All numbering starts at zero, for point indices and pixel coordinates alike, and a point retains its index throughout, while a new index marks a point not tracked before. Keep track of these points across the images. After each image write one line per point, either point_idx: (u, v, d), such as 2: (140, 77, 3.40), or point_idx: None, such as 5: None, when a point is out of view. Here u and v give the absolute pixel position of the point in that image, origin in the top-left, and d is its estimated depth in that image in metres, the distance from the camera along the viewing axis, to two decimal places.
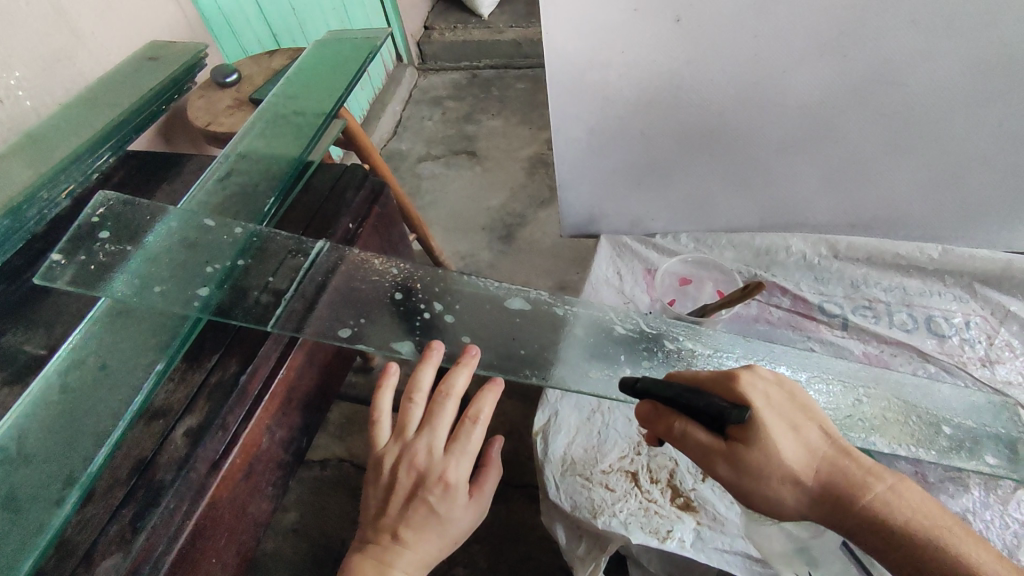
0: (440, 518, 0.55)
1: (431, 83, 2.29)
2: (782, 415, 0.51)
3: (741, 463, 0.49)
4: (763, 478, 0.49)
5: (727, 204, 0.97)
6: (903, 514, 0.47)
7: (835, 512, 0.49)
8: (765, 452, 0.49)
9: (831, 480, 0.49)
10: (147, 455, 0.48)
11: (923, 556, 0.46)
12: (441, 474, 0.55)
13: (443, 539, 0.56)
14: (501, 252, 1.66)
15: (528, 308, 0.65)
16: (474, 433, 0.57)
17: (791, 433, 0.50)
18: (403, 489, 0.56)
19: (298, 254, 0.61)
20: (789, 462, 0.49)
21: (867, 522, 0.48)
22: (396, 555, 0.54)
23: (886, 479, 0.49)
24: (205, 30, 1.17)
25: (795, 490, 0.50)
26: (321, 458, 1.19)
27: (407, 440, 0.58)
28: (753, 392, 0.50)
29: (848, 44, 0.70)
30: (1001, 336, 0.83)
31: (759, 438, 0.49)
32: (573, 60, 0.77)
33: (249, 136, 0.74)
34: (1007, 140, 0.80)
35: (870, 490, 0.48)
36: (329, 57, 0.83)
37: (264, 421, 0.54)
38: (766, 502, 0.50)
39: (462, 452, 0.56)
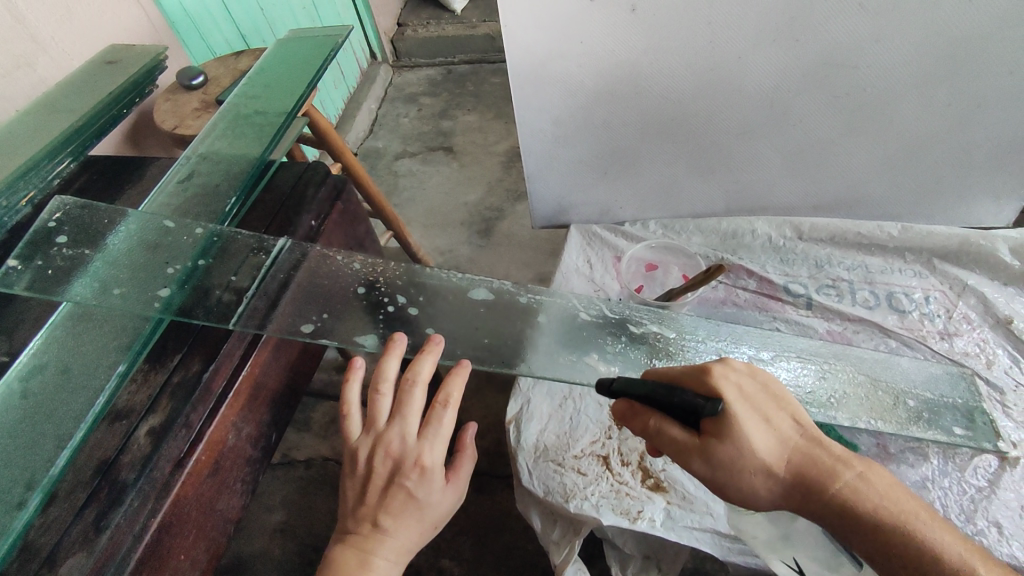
0: (420, 503, 0.56)
1: (406, 80, 2.28)
2: (753, 406, 0.51)
3: (714, 456, 0.49)
4: (735, 472, 0.49)
5: (694, 190, 0.98)
6: (873, 502, 0.47)
7: (807, 501, 0.49)
8: (737, 444, 0.49)
9: (802, 470, 0.49)
10: (110, 456, 0.48)
11: (895, 545, 0.46)
12: (416, 459, 0.56)
13: (424, 523, 0.56)
14: (480, 246, 1.67)
15: (491, 298, 0.66)
16: (445, 417, 0.57)
17: (763, 424, 0.50)
18: (380, 478, 0.56)
19: (261, 253, 0.62)
20: (761, 453, 0.49)
21: (838, 511, 0.48)
22: (377, 543, 0.54)
23: (856, 466, 0.49)
24: (171, 33, 1.17)
25: (768, 483, 0.49)
26: (305, 458, 1.20)
27: (379, 429, 0.58)
28: (726, 386, 0.51)
29: (799, 30, 0.72)
30: (959, 310, 0.85)
31: (731, 430, 0.49)
32: (533, 52, 0.78)
33: (210, 137, 0.74)
34: (958, 118, 0.82)
35: (840, 478, 0.48)
36: (291, 55, 0.83)
37: (230, 418, 0.54)
38: (741, 494, 0.50)
39: (435, 436, 0.57)
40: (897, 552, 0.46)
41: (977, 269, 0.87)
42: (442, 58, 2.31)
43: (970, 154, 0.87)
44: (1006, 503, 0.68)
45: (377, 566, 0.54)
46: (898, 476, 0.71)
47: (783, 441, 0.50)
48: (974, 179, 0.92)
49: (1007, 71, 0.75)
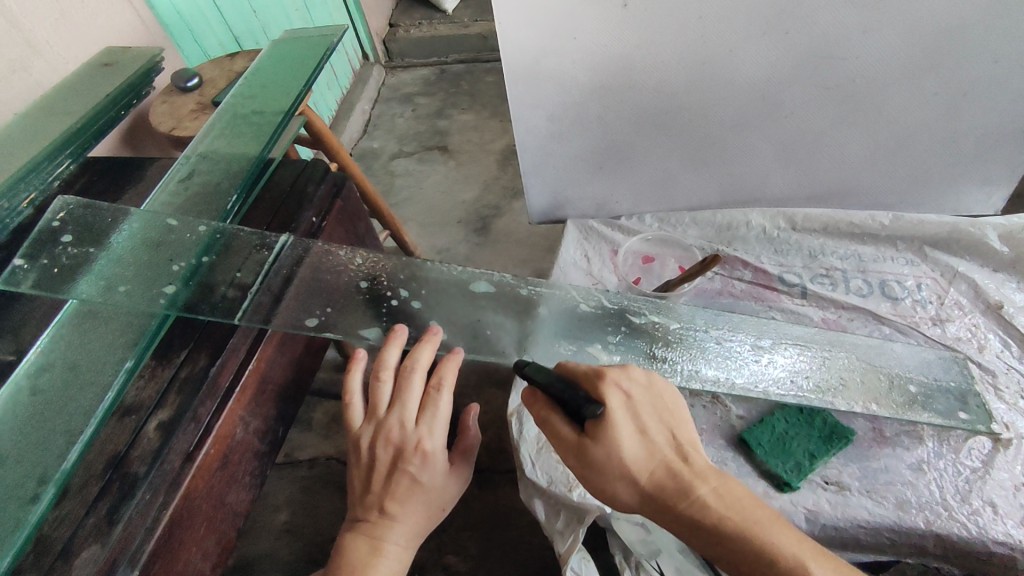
0: (424, 486, 0.57)
1: (400, 80, 2.29)
2: (634, 416, 0.54)
3: (587, 457, 0.53)
4: (605, 473, 0.53)
5: (687, 183, 1.00)
6: (724, 512, 0.50)
7: (665, 508, 0.52)
8: (608, 449, 0.53)
9: (666, 478, 0.52)
10: (120, 450, 0.49)
11: (739, 551, 0.48)
12: (417, 443, 0.57)
13: (430, 506, 0.58)
14: (477, 244, 1.67)
15: (492, 290, 0.66)
16: (442, 399, 0.59)
17: (637, 434, 0.54)
18: (383, 465, 0.58)
19: (263, 249, 0.63)
20: (629, 461, 0.52)
21: (692, 519, 0.50)
22: (386, 528, 0.56)
23: (714, 480, 0.52)
24: (164, 36, 1.17)
25: (633, 488, 0.53)
26: (308, 457, 1.20)
27: (379, 416, 0.59)
28: (612, 394, 0.54)
29: (788, 23, 0.73)
30: (951, 296, 0.87)
31: (606, 435, 0.53)
32: (527, 49, 0.79)
33: (210, 136, 0.74)
34: (945, 107, 0.83)
35: (697, 489, 0.51)
36: (288, 55, 0.84)
37: (237, 413, 0.55)
38: (607, 495, 0.54)
39: (434, 420, 0.58)
40: (735, 560, 0.48)
41: (968, 256, 0.89)
42: (435, 57, 2.32)
43: (958, 143, 0.89)
44: (999, 483, 0.69)
45: (388, 551, 0.55)
46: (894, 459, 0.72)
47: (652, 450, 0.53)
48: (962, 168, 0.94)
49: (993, 59, 0.77)
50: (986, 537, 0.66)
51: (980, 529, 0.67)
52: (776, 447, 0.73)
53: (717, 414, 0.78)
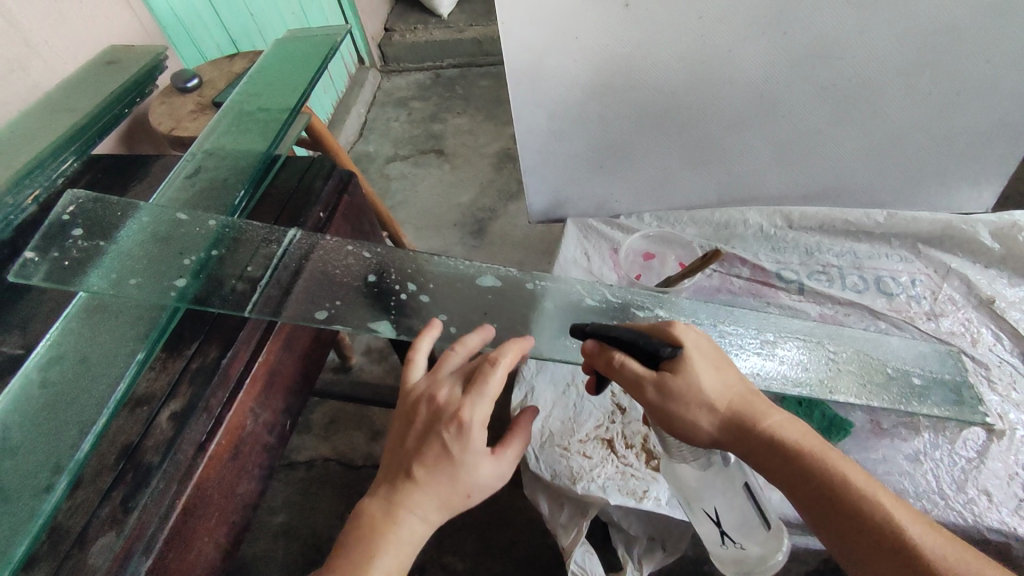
0: (453, 460, 0.50)
1: (394, 84, 2.30)
2: (709, 355, 0.53)
3: (667, 389, 0.51)
4: (684, 404, 0.51)
5: (685, 182, 1.01)
6: (799, 441, 0.50)
7: (742, 438, 0.51)
8: (690, 380, 0.51)
9: (741, 410, 0.51)
10: (133, 440, 0.49)
11: (818, 476, 0.48)
12: (455, 412, 0.51)
13: (456, 486, 0.51)
14: (473, 247, 1.68)
15: (499, 285, 0.67)
16: (494, 375, 0.52)
17: (714, 370, 0.52)
18: (422, 428, 0.53)
19: (272, 243, 0.63)
20: (709, 392, 0.51)
21: (769, 447, 0.50)
22: (404, 495, 0.51)
23: (783, 414, 0.52)
24: (162, 37, 1.17)
25: (711, 418, 0.51)
26: (306, 459, 1.20)
27: (437, 379, 0.56)
28: (688, 333, 0.53)
29: (785, 24, 0.75)
30: (944, 291, 0.88)
31: (686, 366, 0.51)
32: (530, 49, 0.80)
33: (216, 133, 0.75)
34: (936, 107, 0.86)
35: (774, 420, 0.50)
36: (292, 54, 0.84)
37: (247, 404, 0.55)
38: (682, 427, 0.52)
39: (481, 394, 0.51)
40: (814, 487, 0.48)
41: (960, 252, 0.91)
42: (430, 62, 2.33)
43: (949, 141, 0.91)
44: (994, 473, 0.71)
45: (402, 519, 0.50)
46: (891, 450, 0.73)
47: (727, 385, 0.52)
48: (953, 167, 0.96)
49: (984, 60, 0.79)
50: (982, 526, 0.67)
51: (976, 517, 0.68)
52: None
53: None
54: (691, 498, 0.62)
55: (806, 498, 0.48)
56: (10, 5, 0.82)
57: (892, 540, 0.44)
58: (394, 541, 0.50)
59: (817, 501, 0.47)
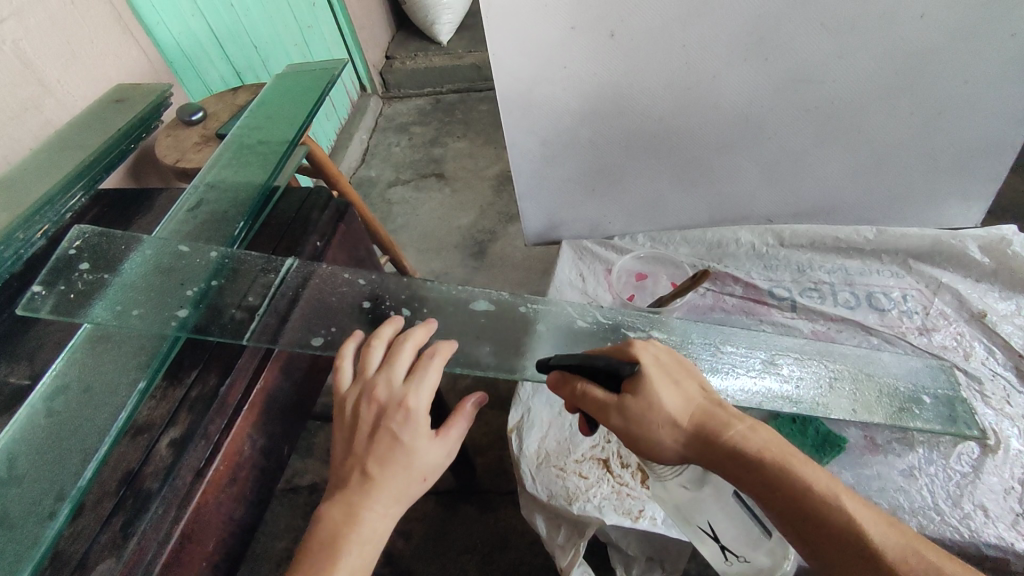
0: (407, 447, 0.53)
1: (395, 110, 2.35)
2: (669, 372, 0.55)
3: (629, 410, 0.53)
4: (646, 423, 0.52)
5: (677, 204, 1.03)
6: (762, 448, 0.50)
7: (707, 452, 0.51)
8: (649, 398, 0.53)
9: (704, 423, 0.52)
10: (134, 467, 0.51)
11: (781, 482, 0.47)
12: (400, 402, 0.54)
13: (408, 474, 0.53)
14: (473, 269, 1.70)
15: (492, 308, 0.69)
16: (431, 367, 0.56)
17: (672, 385, 0.54)
18: (367, 424, 0.55)
19: (270, 272, 0.66)
20: (668, 407, 0.53)
21: (732, 457, 0.50)
22: (364, 494, 0.52)
23: (747, 422, 0.52)
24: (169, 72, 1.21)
25: (675, 435, 0.52)
26: (310, 483, 1.23)
27: (367, 376, 0.57)
28: (645, 352, 0.56)
29: (766, 49, 0.78)
30: (936, 306, 0.89)
31: (644, 386, 0.53)
32: (520, 78, 0.84)
33: (217, 167, 0.78)
34: (920, 125, 0.87)
35: (735, 430, 0.51)
36: (291, 91, 0.88)
37: (245, 430, 0.56)
38: (650, 447, 0.53)
39: (421, 382, 0.55)
40: (780, 494, 0.47)
41: (950, 267, 0.92)
42: (431, 87, 2.38)
43: (935, 158, 0.92)
44: (989, 488, 0.71)
45: (363, 518, 0.51)
46: (886, 466, 0.74)
47: (688, 401, 0.53)
48: (941, 183, 0.97)
49: (963, 80, 0.81)
50: (978, 541, 0.67)
51: (973, 532, 0.68)
52: None
53: None
54: (684, 512, 0.61)
55: (774, 507, 0.48)
56: (24, 47, 0.86)
57: (851, 537, 0.44)
58: (358, 540, 0.51)
59: (782, 508, 0.47)
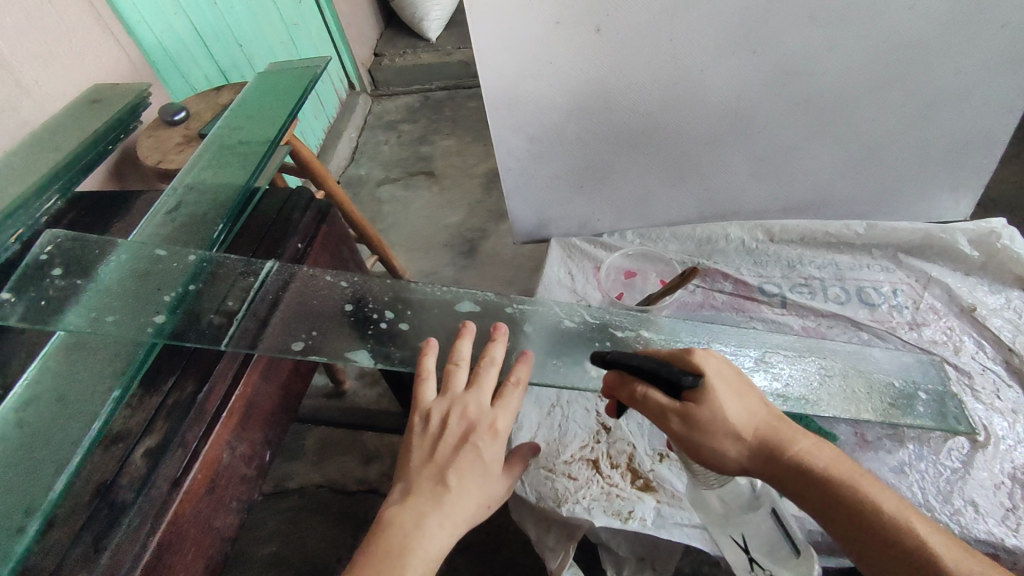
0: (486, 470, 0.56)
1: (385, 108, 2.33)
2: (729, 382, 0.55)
3: (692, 419, 0.53)
4: (710, 433, 0.53)
5: (666, 200, 1.02)
6: (827, 467, 0.50)
7: (772, 465, 0.52)
8: (713, 410, 0.53)
9: (767, 437, 0.53)
10: (108, 477, 0.49)
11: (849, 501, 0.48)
12: (490, 424, 0.57)
13: (481, 490, 0.56)
14: (464, 268, 1.69)
15: (477, 309, 0.68)
16: (516, 395, 0.59)
17: (737, 397, 0.54)
18: (452, 437, 0.57)
19: (249, 275, 0.64)
20: (733, 419, 0.53)
21: (798, 473, 0.51)
22: (443, 507, 0.53)
23: (811, 438, 0.53)
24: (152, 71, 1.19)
25: (739, 446, 0.53)
26: (300, 485, 1.23)
27: (454, 394, 0.59)
28: (710, 360, 0.55)
29: (754, 42, 0.77)
30: (926, 300, 0.88)
31: (708, 395, 0.53)
32: (505, 73, 0.83)
33: (197, 168, 0.76)
34: (909, 118, 0.87)
35: (800, 447, 0.52)
36: (273, 89, 0.87)
37: (224, 437, 0.55)
38: (712, 456, 0.54)
39: (507, 407, 0.58)
40: (848, 513, 0.48)
41: (940, 260, 0.91)
42: (420, 84, 2.36)
43: (926, 150, 0.92)
44: (979, 483, 0.70)
45: (432, 532, 0.52)
46: (877, 462, 0.73)
47: (752, 413, 0.54)
48: (931, 175, 0.96)
49: (952, 72, 0.80)
50: (969, 537, 0.67)
51: (963, 528, 0.67)
52: None
53: None
54: (718, 525, 0.65)
55: (838, 525, 0.49)
56: None
57: (918, 564, 0.45)
58: (425, 556, 0.51)
59: (848, 525, 0.49)
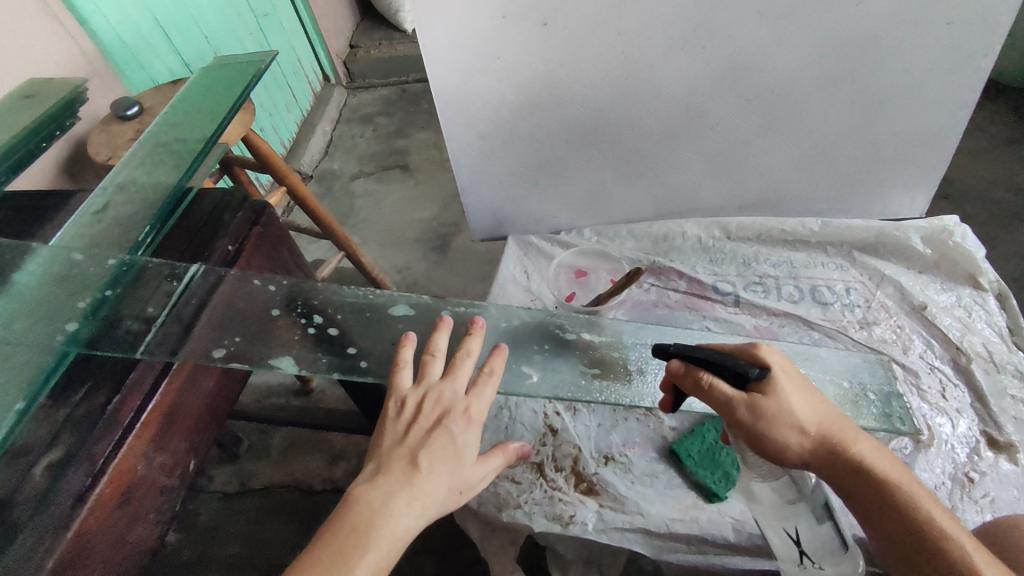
0: (459, 452, 0.54)
1: (360, 100, 2.29)
2: (794, 378, 0.57)
3: (759, 410, 0.54)
4: (775, 424, 0.54)
5: (622, 197, 1.00)
6: (883, 470, 0.53)
7: (830, 460, 0.54)
8: (780, 402, 0.54)
9: (828, 433, 0.55)
10: (6, 494, 0.47)
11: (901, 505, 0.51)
12: (464, 409, 0.55)
13: (452, 476, 0.53)
14: (436, 264, 1.67)
15: (412, 313, 0.66)
16: (490, 384, 0.58)
17: (800, 393, 0.56)
18: (427, 421, 0.55)
19: (172, 279, 0.62)
20: (799, 412, 0.54)
21: (855, 472, 0.53)
22: (413, 486, 0.51)
23: (868, 441, 0.55)
24: (107, 63, 1.16)
25: (801, 439, 0.54)
26: (266, 485, 1.21)
27: (430, 381, 0.57)
28: (772, 355, 0.57)
29: (703, 36, 0.76)
30: (878, 299, 0.88)
31: (776, 389, 0.55)
32: (452, 69, 0.81)
33: (130, 165, 0.73)
34: (863, 115, 0.86)
35: (861, 448, 0.54)
36: (214, 83, 0.84)
37: (139, 449, 0.52)
38: (772, 447, 0.55)
39: (482, 395, 0.57)
40: (898, 515, 0.51)
41: (893, 258, 0.91)
42: (396, 76, 2.33)
43: (879, 148, 0.91)
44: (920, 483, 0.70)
45: (398, 512, 0.49)
46: None
47: (815, 409, 0.56)
48: (886, 172, 0.95)
49: (902, 68, 0.79)
50: None
51: None
52: (704, 457, 0.74)
53: (649, 426, 0.78)
54: (770, 519, 0.63)
55: (885, 527, 0.52)
56: None
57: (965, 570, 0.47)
58: (388, 536, 0.48)
59: (895, 527, 0.51)
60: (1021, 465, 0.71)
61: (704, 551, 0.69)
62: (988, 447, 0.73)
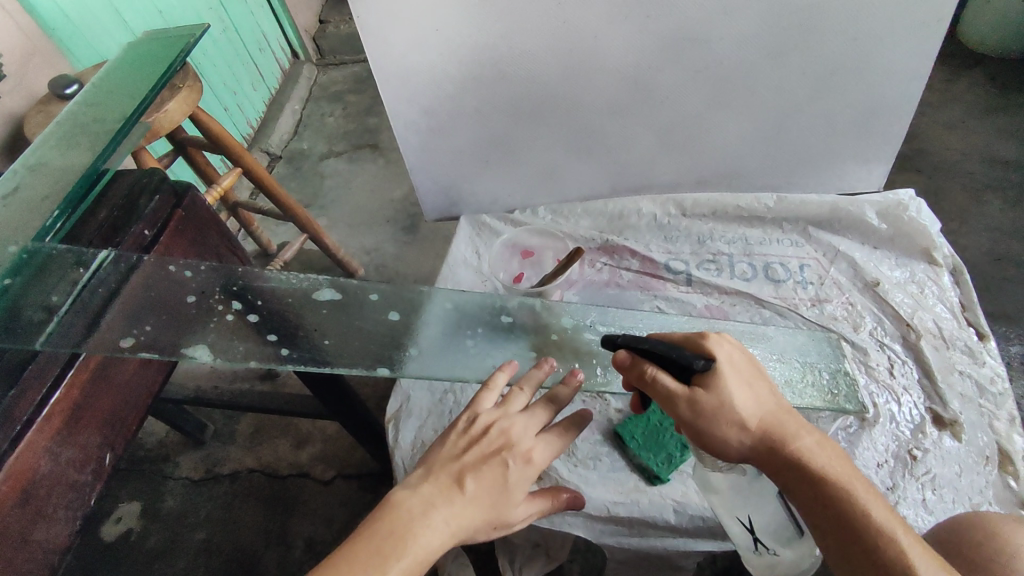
0: (511, 489, 0.52)
1: (331, 77, 2.23)
2: (740, 370, 0.55)
3: (698, 405, 0.52)
4: (714, 420, 0.52)
5: (576, 174, 0.98)
6: (824, 465, 0.50)
7: (771, 455, 0.52)
8: (720, 396, 0.53)
9: (770, 428, 0.53)
10: None
11: (839, 501, 0.49)
12: (529, 451, 0.55)
13: (499, 509, 0.51)
14: (404, 245, 1.64)
15: (338, 297, 0.67)
16: (560, 436, 0.58)
17: (745, 386, 0.54)
18: (489, 447, 0.54)
19: (78, 267, 0.59)
20: (739, 407, 0.52)
21: (794, 466, 0.51)
22: (461, 506, 0.49)
23: (813, 435, 0.53)
24: (48, 39, 1.11)
25: (741, 435, 0.52)
26: (232, 471, 1.18)
27: (507, 412, 0.57)
28: (720, 347, 0.55)
29: (647, 6, 0.73)
30: (831, 276, 0.87)
31: (717, 383, 0.53)
32: (390, 42, 0.77)
33: (43, 145, 0.69)
34: (817, 86, 0.83)
35: (802, 442, 0.51)
36: (139, 59, 0.80)
37: (41, 443, 0.50)
38: (713, 442, 0.53)
39: (549, 444, 0.57)
40: (831, 512, 0.49)
41: (849, 233, 0.90)
42: None
43: (834, 121, 0.89)
44: (863, 462, 0.69)
45: (434, 525, 0.48)
46: None
47: (759, 403, 0.53)
48: (844, 145, 0.93)
49: (853, 37, 0.77)
50: None
51: None
52: (649, 439, 0.72)
53: (595, 409, 0.77)
54: (726, 508, 0.63)
55: (822, 525, 0.49)
56: None
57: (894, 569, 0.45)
58: (420, 548, 0.46)
59: (830, 522, 0.49)
60: (963, 441, 0.71)
61: (644, 534, 0.68)
62: (933, 424, 0.73)
